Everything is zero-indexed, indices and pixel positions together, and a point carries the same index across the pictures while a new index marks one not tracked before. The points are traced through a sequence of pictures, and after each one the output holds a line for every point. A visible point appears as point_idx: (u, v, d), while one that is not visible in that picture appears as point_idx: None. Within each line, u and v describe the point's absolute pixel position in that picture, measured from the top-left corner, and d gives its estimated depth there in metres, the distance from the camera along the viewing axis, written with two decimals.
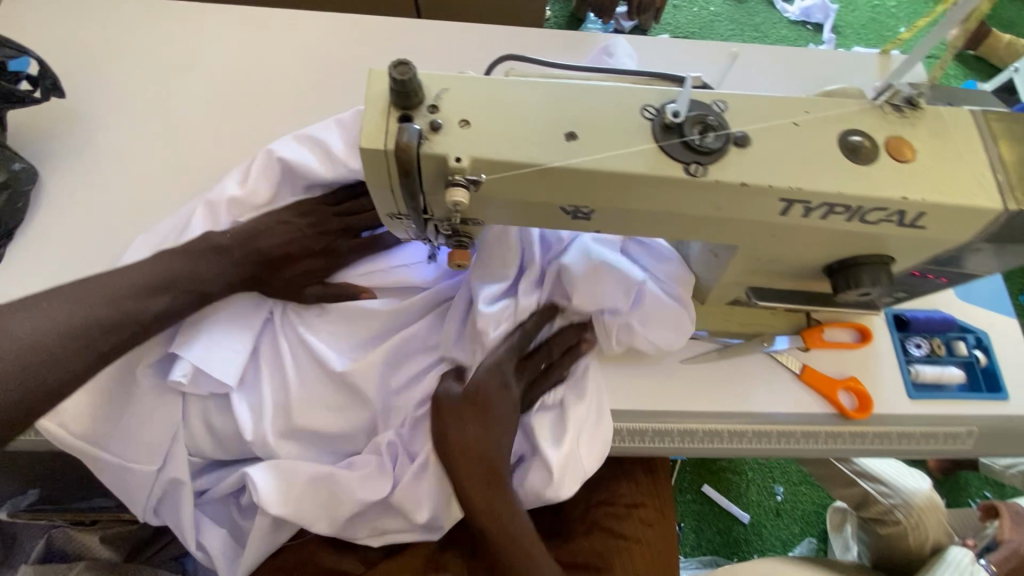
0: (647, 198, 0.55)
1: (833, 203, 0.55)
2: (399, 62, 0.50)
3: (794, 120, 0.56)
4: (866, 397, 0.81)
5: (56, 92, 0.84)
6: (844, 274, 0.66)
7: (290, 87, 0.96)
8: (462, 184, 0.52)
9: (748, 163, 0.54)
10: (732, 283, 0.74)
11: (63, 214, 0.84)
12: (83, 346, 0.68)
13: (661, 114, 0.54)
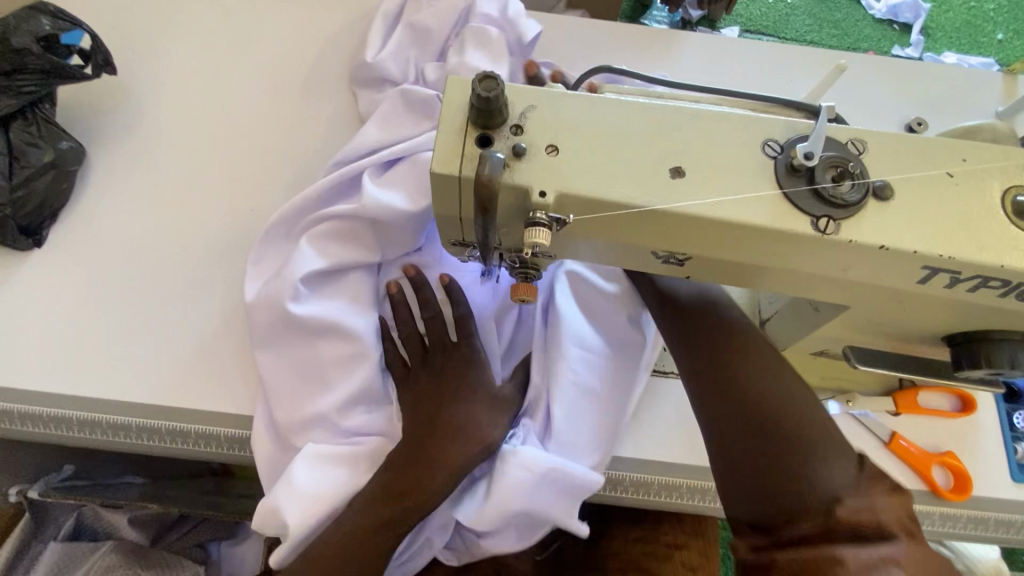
0: (757, 251, 0.46)
1: (989, 276, 0.45)
2: (485, 77, 0.43)
3: (948, 169, 0.46)
4: (963, 476, 0.71)
5: (107, 69, 0.79)
6: (972, 349, 0.56)
7: (347, 74, 0.89)
8: (544, 223, 0.44)
9: (891, 221, 0.44)
10: (827, 339, 0.65)
11: (106, 197, 0.80)
12: None
13: (787, 153, 0.45)
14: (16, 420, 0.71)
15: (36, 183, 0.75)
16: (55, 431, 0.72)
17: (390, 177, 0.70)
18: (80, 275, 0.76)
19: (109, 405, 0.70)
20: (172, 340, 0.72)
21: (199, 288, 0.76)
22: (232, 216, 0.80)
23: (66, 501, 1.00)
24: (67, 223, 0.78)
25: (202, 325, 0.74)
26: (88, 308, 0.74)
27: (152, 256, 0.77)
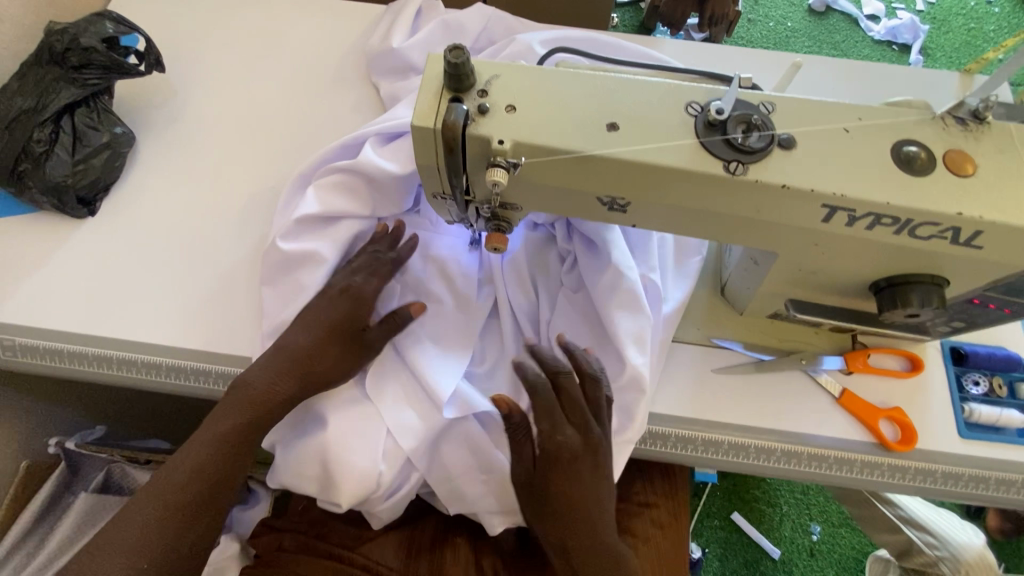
0: (683, 192, 0.55)
1: (879, 213, 0.53)
2: (455, 47, 0.53)
3: (846, 125, 0.55)
4: (909, 428, 0.77)
5: (157, 67, 0.92)
6: (891, 293, 0.63)
7: (361, 75, 1.02)
8: (503, 166, 0.54)
9: (792, 165, 0.53)
10: (771, 294, 0.73)
11: (151, 175, 0.93)
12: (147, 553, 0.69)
13: (705, 111, 0.54)
14: (64, 359, 0.82)
15: (94, 161, 0.88)
16: (96, 369, 0.82)
17: (389, 149, 0.83)
18: (126, 239, 0.88)
19: (146, 346, 0.81)
20: (205, 292, 0.84)
21: (227, 251, 0.87)
22: (256, 193, 0.92)
23: (98, 455, 1.09)
24: (116, 196, 0.91)
25: (226, 281, 0.85)
26: (133, 266, 0.86)
27: (187, 224, 0.89)
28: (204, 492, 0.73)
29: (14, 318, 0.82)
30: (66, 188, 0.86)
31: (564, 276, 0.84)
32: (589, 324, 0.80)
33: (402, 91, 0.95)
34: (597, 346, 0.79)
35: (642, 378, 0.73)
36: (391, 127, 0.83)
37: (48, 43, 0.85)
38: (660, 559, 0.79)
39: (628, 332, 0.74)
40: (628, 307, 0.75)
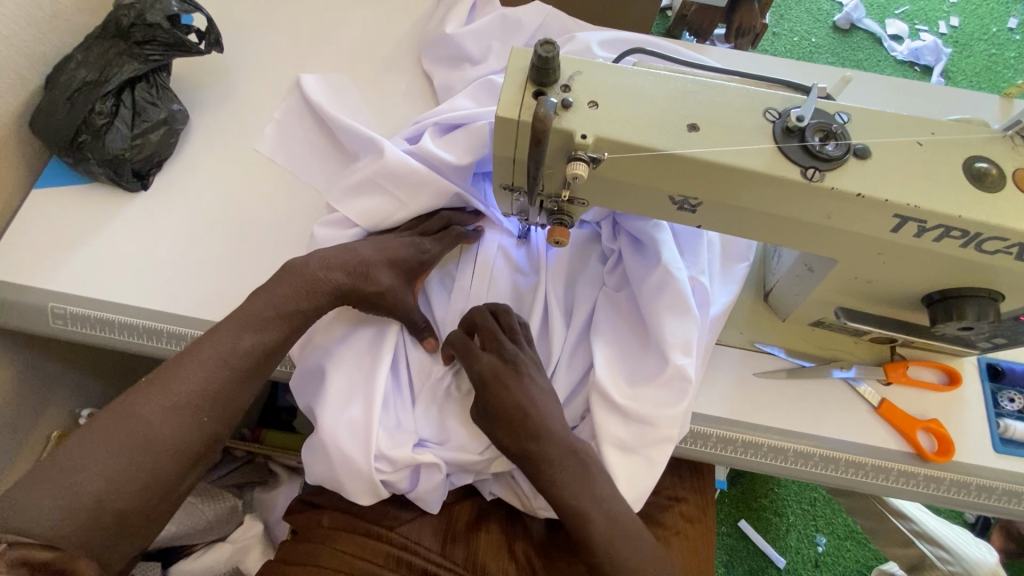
0: (758, 193, 0.56)
1: (950, 226, 0.55)
2: (546, 42, 0.54)
3: (918, 140, 0.56)
4: (946, 440, 0.78)
5: (215, 47, 0.93)
6: (945, 305, 0.64)
7: (411, 65, 1.03)
8: (584, 159, 0.56)
9: (867, 175, 0.54)
10: (820, 301, 0.74)
11: (202, 152, 0.94)
12: (141, 465, 0.63)
13: (783, 118, 0.56)
14: (115, 331, 0.83)
15: (151, 137, 0.89)
16: (146, 342, 0.83)
17: (445, 139, 0.84)
18: (180, 214, 0.89)
19: (198, 322, 0.82)
20: (257, 272, 0.85)
21: (279, 232, 0.88)
22: (307, 176, 0.92)
23: None
24: (170, 173, 0.92)
25: (275, 261, 0.86)
26: (184, 241, 0.87)
27: (238, 203, 0.90)
28: (196, 399, 0.67)
29: (68, 289, 0.83)
30: (123, 162, 0.87)
31: (607, 274, 0.84)
32: (632, 322, 0.80)
33: (455, 83, 0.96)
34: (641, 347, 0.78)
35: (686, 375, 0.73)
36: (450, 118, 0.84)
37: (115, 17, 0.86)
38: (691, 549, 0.80)
39: (674, 333, 0.74)
40: (673, 308, 0.74)
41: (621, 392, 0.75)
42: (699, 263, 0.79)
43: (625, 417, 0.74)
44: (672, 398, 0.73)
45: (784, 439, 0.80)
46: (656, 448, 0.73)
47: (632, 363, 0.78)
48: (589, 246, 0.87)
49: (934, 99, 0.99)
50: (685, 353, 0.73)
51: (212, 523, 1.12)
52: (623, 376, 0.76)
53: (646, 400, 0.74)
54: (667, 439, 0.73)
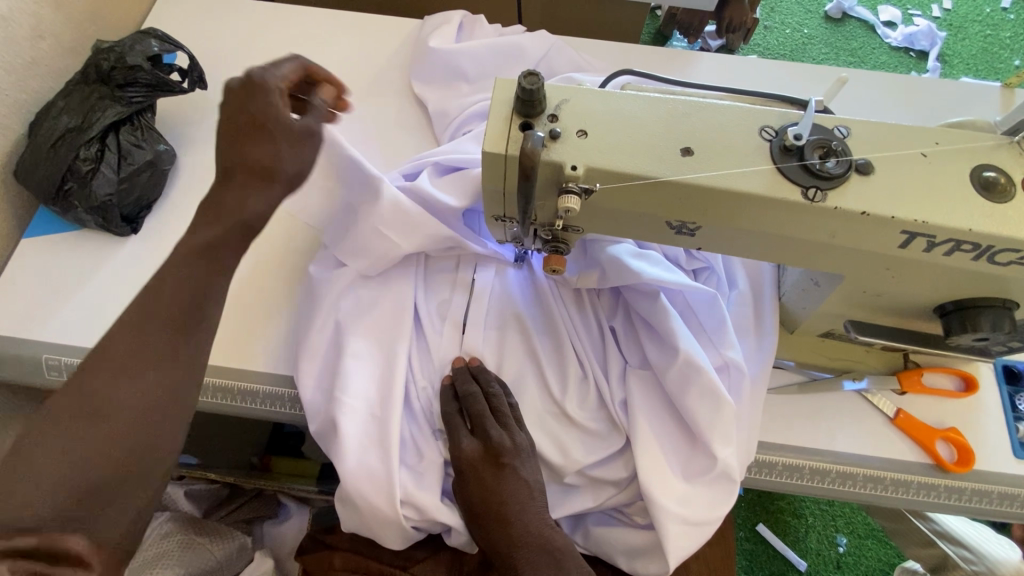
0: (759, 216, 0.54)
1: (961, 240, 0.52)
2: (529, 73, 0.53)
3: (922, 150, 0.54)
4: (966, 450, 0.76)
5: (199, 84, 0.92)
6: (959, 316, 0.62)
7: (399, 89, 1.02)
8: (575, 191, 0.54)
9: (871, 192, 0.52)
10: (829, 314, 0.72)
11: (191, 191, 0.93)
12: None
13: (780, 137, 0.54)
14: None
15: (138, 179, 0.87)
16: None
17: (446, 179, 0.81)
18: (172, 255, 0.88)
19: None
20: (251, 311, 0.84)
21: (273, 269, 0.87)
22: (298, 210, 0.91)
23: None
24: (159, 215, 0.91)
25: (269, 300, 0.85)
26: None
27: None
28: None
29: (60, 338, 0.82)
30: (111, 207, 0.85)
31: (629, 348, 0.79)
32: (662, 401, 0.75)
33: (443, 106, 0.95)
34: (680, 432, 0.73)
35: (734, 469, 0.69)
36: (451, 160, 0.82)
37: (95, 63, 0.86)
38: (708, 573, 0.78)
39: (712, 426, 0.69)
40: (709, 397, 0.70)
41: (673, 494, 0.70)
42: (728, 334, 0.74)
43: (660, 500, 0.69)
44: (716, 487, 0.70)
45: (804, 459, 0.77)
46: (659, 484, 0.70)
47: (677, 452, 0.73)
48: (605, 308, 0.81)
49: (936, 100, 0.96)
50: (725, 445, 0.69)
51: (225, 559, 1.09)
52: (675, 471, 0.71)
53: (696, 499, 0.70)
54: (707, 510, 0.69)
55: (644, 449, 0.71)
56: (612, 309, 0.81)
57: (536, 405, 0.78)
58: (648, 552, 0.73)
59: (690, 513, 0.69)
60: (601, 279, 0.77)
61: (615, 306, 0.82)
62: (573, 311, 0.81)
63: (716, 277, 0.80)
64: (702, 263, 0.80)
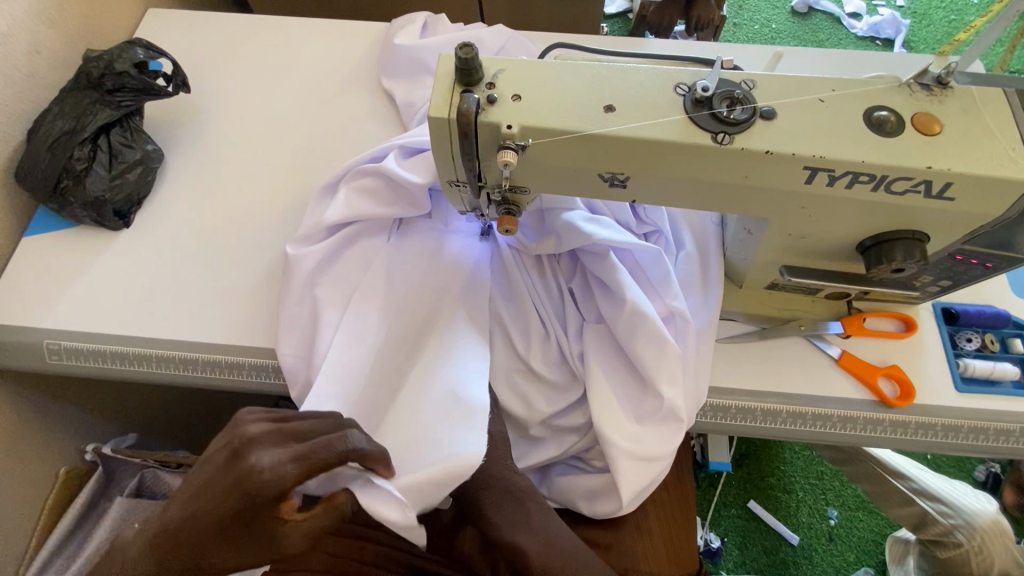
0: (676, 163, 0.61)
1: (857, 172, 0.59)
2: (465, 45, 0.59)
3: (821, 97, 0.60)
4: (907, 384, 0.81)
5: (183, 88, 1.00)
6: (875, 250, 0.68)
7: (371, 86, 1.09)
8: (512, 148, 0.60)
9: (774, 134, 0.59)
10: (766, 262, 0.78)
11: (179, 187, 1.00)
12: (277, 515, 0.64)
13: (692, 90, 0.60)
14: (108, 359, 0.87)
15: (128, 176, 0.95)
16: (138, 368, 0.87)
17: (412, 160, 0.88)
18: (162, 246, 0.94)
19: (183, 343, 0.86)
20: (234, 291, 0.90)
21: (256, 254, 0.93)
22: (279, 199, 0.98)
23: (132, 460, 1.11)
24: (149, 209, 0.98)
25: (252, 281, 0.91)
26: (166, 270, 0.92)
27: (213, 231, 0.95)
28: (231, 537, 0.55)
29: (59, 323, 0.88)
30: (104, 203, 0.92)
31: (585, 305, 0.85)
32: (616, 352, 0.81)
33: (413, 98, 1.02)
34: (633, 378, 0.79)
35: (681, 408, 0.74)
36: (416, 142, 0.89)
37: (86, 71, 0.93)
38: (667, 516, 0.84)
39: (659, 368, 0.75)
40: (655, 342, 0.75)
41: (626, 434, 0.76)
42: (672, 287, 0.80)
43: (612, 441, 0.75)
44: (665, 426, 0.75)
45: (755, 403, 0.82)
46: (613, 425, 0.76)
47: (630, 397, 0.78)
48: (565, 272, 0.88)
49: (873, 68, 1.03)
50: (671, 386, 0.75)
51: None
52: (627, 414, 0.77)
53: (648, 438, 0.76)
54: (658, 449, 0.75)
55: (598, 394, 0.77)
56: (570, 274, 0.88)
57: (501, 363, 0.84)
58: (604, 492, 0.79)
59: (642, 450, 0.75)
60: (558, 243, 0.83)
61: (574, 269, 0.88)
62: (534, 276, 0.87)
63: (664, 239, 0.86)
64: (651, 227, 0.86)
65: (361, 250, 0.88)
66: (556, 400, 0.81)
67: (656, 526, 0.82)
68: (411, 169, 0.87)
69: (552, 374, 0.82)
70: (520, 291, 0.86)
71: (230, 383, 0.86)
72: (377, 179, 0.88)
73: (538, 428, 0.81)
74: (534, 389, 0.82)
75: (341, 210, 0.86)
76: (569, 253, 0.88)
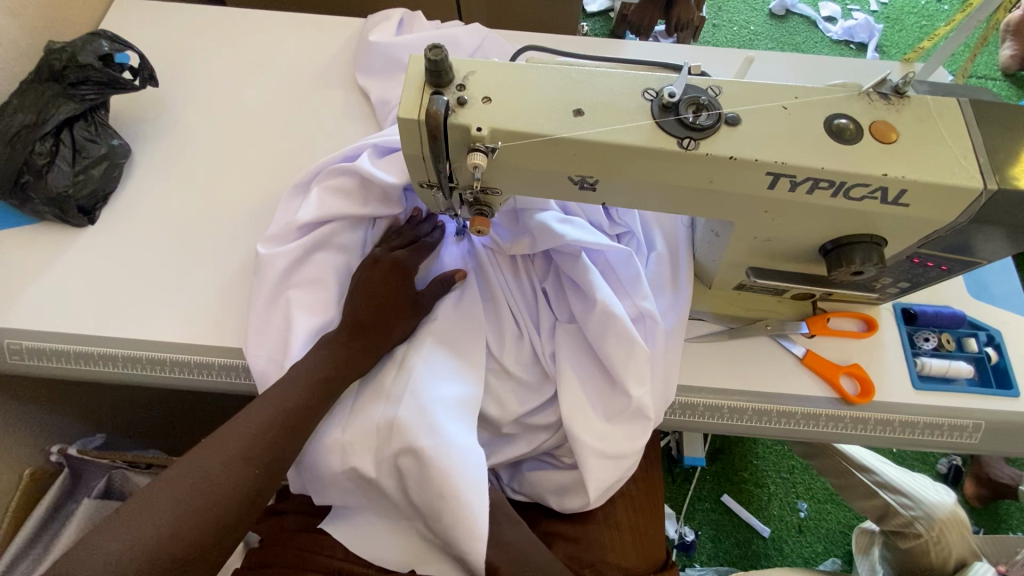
0: (644, 168, 0.62)
1: (817, 178, 0.60)
2: (435, 47, 0.59)
3: (784, 104, 0.62)
4: (867, 382, 0.84)
5: (151, 82, 0.98)
6: (837, 253, 0.69)
7: (346, 83, 1.08)
8: (482, 151, 0.61)
9: (737, 139, 0.60)
10: (733, 264, 0.79)
11: (146, 183, 0.98)
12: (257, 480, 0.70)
13: (659, 96, 0.61)
14: (71, 359, 0.85)
15: (94, 172, 0.92)
16: (104, 368, 0.85)
17: (386, 160, 0.87)
18: (128, 243, 0.92)
19: (150, 343, 0.85)
20: (203, 290, 0.89)
21: (225, 252, 0.92)
22: (250, 196, 0.97)
23: (100, 461, 1.11)
24: (116, 206, 0.95)
25: (222, 279, 0.89)
26: (131, 268, 0.90)
27: (181, 228, 0.94)
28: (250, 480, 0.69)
29: (18, 322, 0.86)
30: (68, 198, 0.90)
31: (558, 306, 0.86)
32: (588, 352, 0.82)
33: (389, 96, 1.01)
34: (603, 377, 0.80)
35: (648, 407, 0.76)
36: (391, 140, 0.88)
37: (48, 62, 0.90)
38: (634, 509, 0.85)
39: (628, 368, 0.76)
40: (625, 342, 0.77)
41: (594, 433, 0.77)
42: (644, 289, 0.81)
43: (581, 440, 0.76)
44: (636, 425, 0.77)
45: (724, 399, 0.84)
46: (582, 424, 0.77)
47: (600, 397, 0.80)
48: (539, 273, 0.88)
49: (840, 74, 1.06)
50: (640, 385, 0.76)
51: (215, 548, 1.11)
52: (597, 413, 0.78)
53: (616, 436, 0.77)
54: (626, 449, 0.76)
55: (568, 394, 0.78)
56: (544, 275, 0.88)
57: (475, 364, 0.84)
58: (573, 488, 0.80)
59: (609, 449, 0.76)
60: (532, 243, 0.84)
61: (547, 270, 0.88)
62: (508, 276, 0.87)
63: (636, 240, 0.88)
64: (623, 228, 0.87)
65: (333, 251, 0.87)
66: (529, 399, 0.82)
67: (624, 519, 0.84)
68: (386, 167, 0.86)
69: (525, 374, 0.82)
70: (495, 291, 0.86)
71: (201, 384, 0.86)
72: (351, 176, 0.87)
73: (511, 427, 0.82)
74: (507, 390, 0.83)
75: (313, 210, 0.85)
76: (542, 253, 0.88)
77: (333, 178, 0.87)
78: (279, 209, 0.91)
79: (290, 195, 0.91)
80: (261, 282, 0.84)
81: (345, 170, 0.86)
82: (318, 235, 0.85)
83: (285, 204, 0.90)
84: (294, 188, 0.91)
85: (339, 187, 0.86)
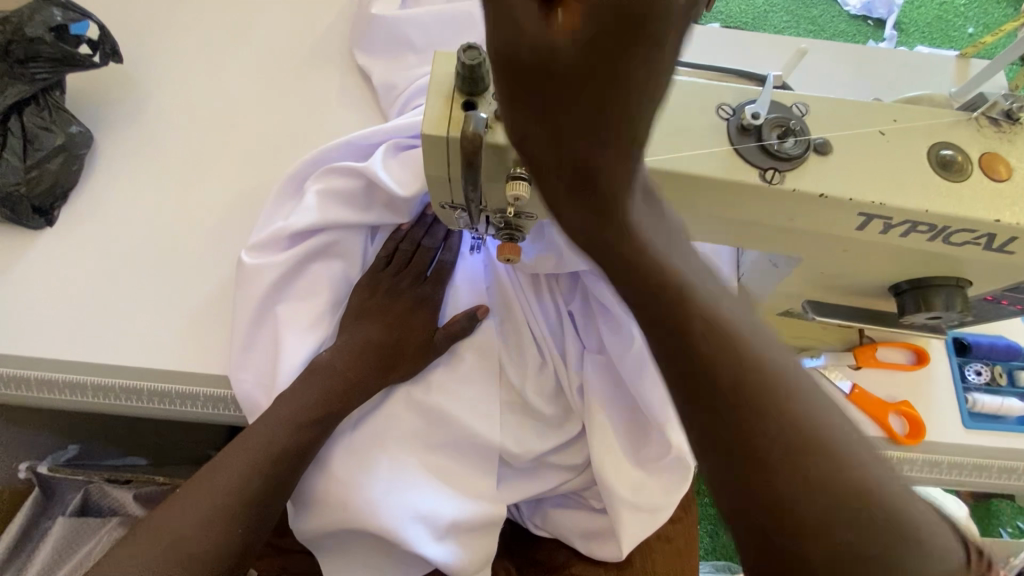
0: (714, 202, 0.52)
1: (916, 221, 0.51)
2: (469, 48, 0.48)
3: (881, 128, 0.52)
4: (917, 422, 0.78)
5: (113, 58, 0.84)
6: (913, 296, 0.61)
7: (342, 62, 0.94)
8: (524, 177, 0.50)
9: (827, 173, 0.50)
10: (788, 296, 0.71)
11: (112, 178, 0.85)
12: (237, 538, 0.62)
13: (737, 116, 0.52)
14: (32, 388, 0.76)
15: (49, 166, 0.79)
16: (70, 398, 0.77)
17: (397, 160, 0.75)
18: (92, 250, 0.80)
19: (122, 370, 0.74)
20: (182, 308, 0.77)
21: (206, 263, 0.80)
22: (235, 196, 0.84)
23: (74, 477, 1.02)
24: (78, 206, 0.82)
25: (204, 296, 0.78)
26: (98, 281, 0.78)
27: (154, 234, 0.81)
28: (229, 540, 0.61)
29: None
30: (19, 198, 0.77)
31: (585, 333, 0.77)
32: (619, 388, 0.74)
33: (393, 81, 0.88)
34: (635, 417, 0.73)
35: (688, 455, 0.69)
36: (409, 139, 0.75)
37: None
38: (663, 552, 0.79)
39: (667, 412, 0.69)
40: (665, 383, 0.69)
41: (627, 482, 0.70)
42: None
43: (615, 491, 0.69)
44: (672, 473, 0.70)
45: None
46: (614, 471, 0.70)
47: (632, 439, 0.73)
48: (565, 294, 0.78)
49: (897, 71, 0.95)
50: (680, 431, 0.69)
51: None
52: (629, 458, 0.71)
53: (650, 485, 0.70)
54: (661, 500, 0.70)
55: (600, 438, 0.71)
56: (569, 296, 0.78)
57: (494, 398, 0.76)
58: (602, 535, 0.74)
59: (644, 501, 0.70)
60: (560, 263, 0.74)
61: (574, 291, 0.78)
62: (531, 298, 0.77)
63: None
64: None
65: (330, 264, 0.76)
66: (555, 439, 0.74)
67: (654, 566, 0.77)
68: (396, 169, 0.74)
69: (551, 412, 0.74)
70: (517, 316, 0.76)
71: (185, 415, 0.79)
72: (355, 178, 0.74)
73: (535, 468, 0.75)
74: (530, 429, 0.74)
75: (310, 216, 0.73)
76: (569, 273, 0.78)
77: (334, 179, 0.75)
78: (266, 210, 0.78)
79: (281, 193, 0.78)
80: (247, 299, 0.72)
81: (350, 170, 0.74)
82: (314, 246, 0.74)
83: (275, 204, 0.78)
84: (285, 185, 0.78)
85: (341, 190, 0.74)
